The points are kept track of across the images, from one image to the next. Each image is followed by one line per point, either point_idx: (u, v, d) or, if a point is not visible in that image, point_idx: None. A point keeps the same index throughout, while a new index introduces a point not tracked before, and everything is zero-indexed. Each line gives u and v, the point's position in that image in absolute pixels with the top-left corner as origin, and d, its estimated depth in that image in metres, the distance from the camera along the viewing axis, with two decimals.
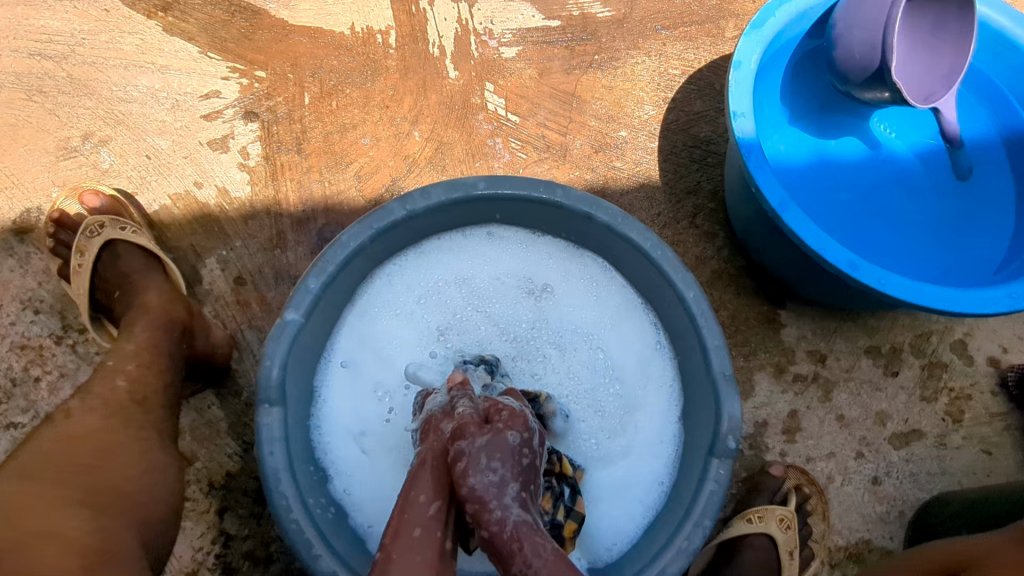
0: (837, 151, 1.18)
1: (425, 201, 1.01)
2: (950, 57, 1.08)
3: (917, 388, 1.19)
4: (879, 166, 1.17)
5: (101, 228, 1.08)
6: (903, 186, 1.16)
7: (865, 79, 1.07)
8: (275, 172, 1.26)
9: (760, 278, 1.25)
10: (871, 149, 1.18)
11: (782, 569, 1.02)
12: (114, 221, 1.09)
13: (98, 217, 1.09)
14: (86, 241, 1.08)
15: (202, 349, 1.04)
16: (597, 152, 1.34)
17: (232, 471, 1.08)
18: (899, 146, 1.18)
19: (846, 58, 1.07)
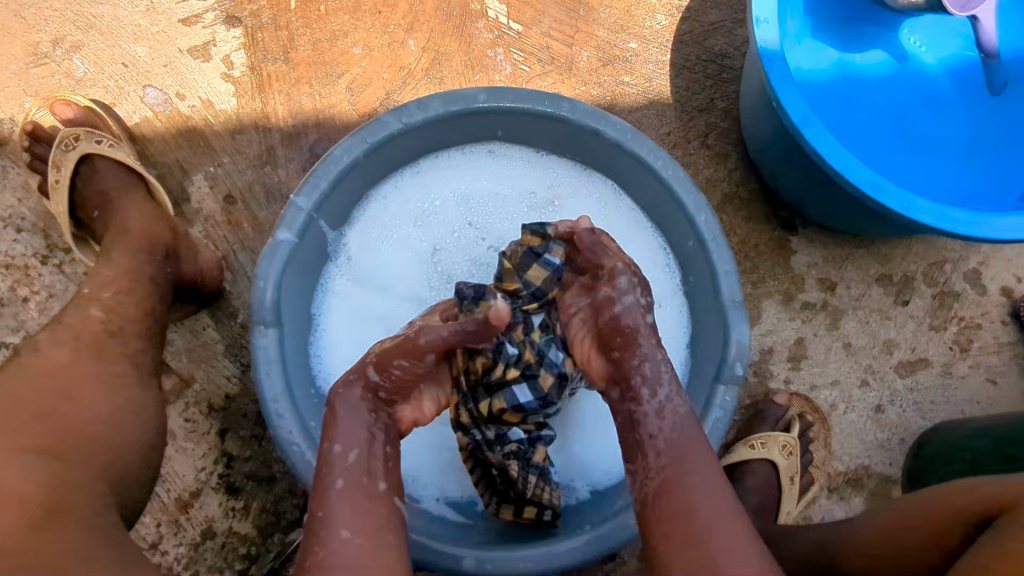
0: (861, 65, 1.10)
1: (422, 113, 0.94)
2: None
3: (927, 317, 1.17)
4: (906, 82, 1.10)
5: (76, 141, 1.01)
6: (931, 103, 1.09)
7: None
8: (262, 83, 1.18)
9: (773, 202, 1.20)
10: (898, 62, 1.10)
11: (782, 493, 1.03)
12: (89, 133, 1.01)
13: (72, 130, 1.01)
14: (62, 154, 1.01)
15: (189, 274, 0.99)
16: (605, 65, 1.25)
17: (231, 394, 1.06)
18: (928, 60, 1.10)
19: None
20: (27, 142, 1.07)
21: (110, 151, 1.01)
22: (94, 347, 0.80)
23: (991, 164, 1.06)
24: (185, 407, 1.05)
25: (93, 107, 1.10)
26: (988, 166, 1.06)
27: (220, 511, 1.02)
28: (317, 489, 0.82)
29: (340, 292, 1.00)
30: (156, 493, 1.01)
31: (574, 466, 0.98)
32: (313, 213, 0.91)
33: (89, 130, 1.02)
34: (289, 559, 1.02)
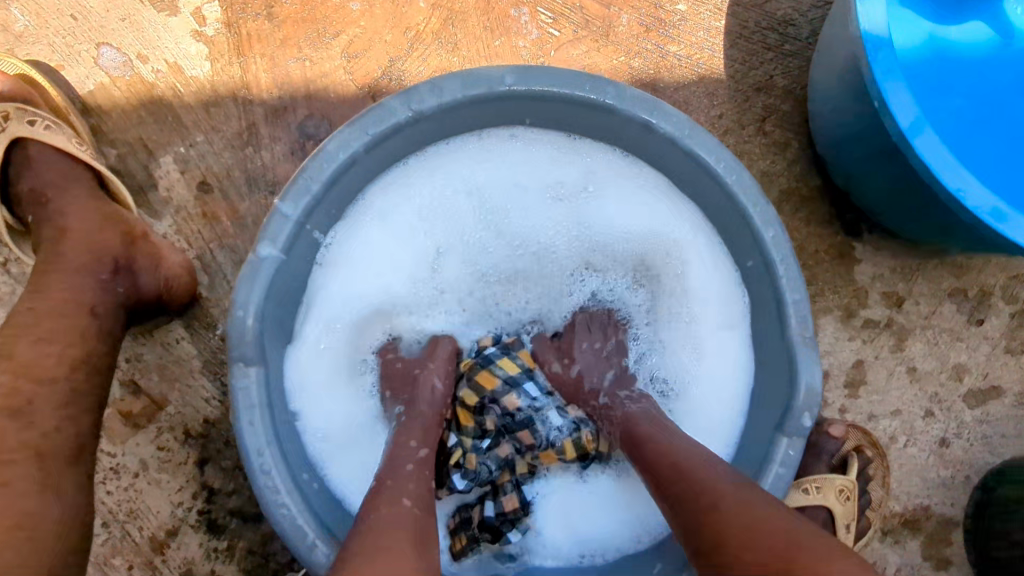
0: (959, 41, 0.92)
1: (435, 98, 0.77)
2: None
3: (1003, 339, 1.03)
4: (1011, 64, 0.92)
5: (5, 121, 0.84)
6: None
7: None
8: (240, 45, 0.98)
9: (838, 202, 1.03)
10: (1002, 39, 0.92)
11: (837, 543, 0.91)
12: (21, 110, 0.85)
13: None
14: None
15: (147, 290, 0.86)
16: (648, 31, 1.06)
17: (211, 419, 0.92)
18: None
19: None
20: None
21: (49, 134, 0.85)
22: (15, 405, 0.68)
23: None
24: (157, 433, 0.91)
25: (27, 72, 0.91)
26: None
27: (200, 552, 0.90)
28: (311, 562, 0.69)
29: (332, 309, 0.84)
30: (128, 531, 0.89)
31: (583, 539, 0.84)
32: (302, 223, 0.75)
33: (19, 106, 0.85)
34: None
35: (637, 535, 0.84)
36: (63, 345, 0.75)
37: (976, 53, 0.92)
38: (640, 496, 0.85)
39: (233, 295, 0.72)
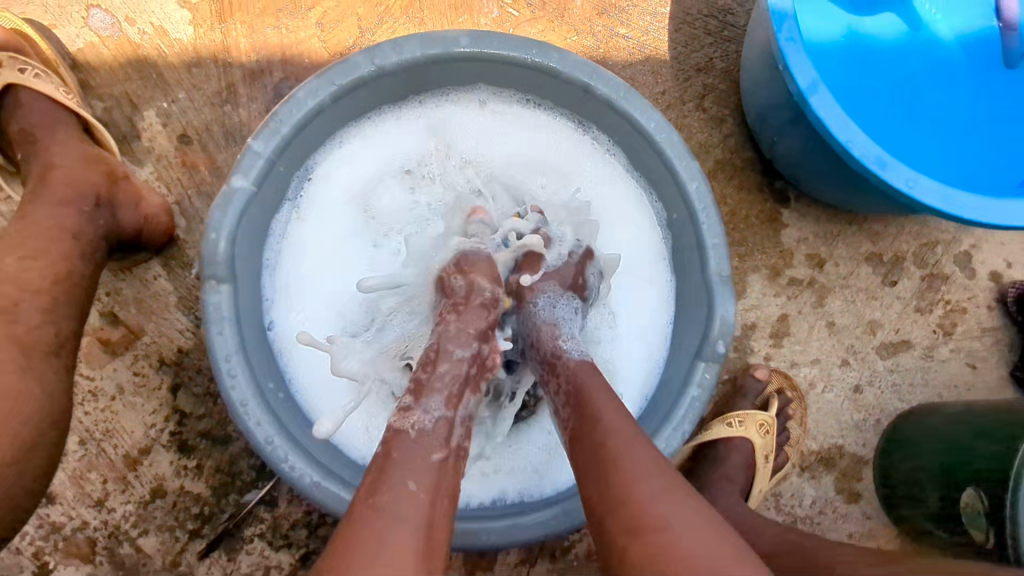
0: (872, 31, 1.01)
1: (396, 55, 0.85)
2: None
3: (914, 299, 1.13)
4: (918, 51, 1.01)
5: None
6: (943, 72, 1.01)
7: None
8: (221, 12, 1.07)
9: (769, 171, 1.14)
10: (911, 28, 1.01)
11: (756, 472, 1.00)
12: (12, 58, 0.92)
13: None
14: None
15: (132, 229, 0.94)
16: (599, 14, 1.16)
17: (184, 347, 1.01)
18: (942, 28, 1.01)
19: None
20: None
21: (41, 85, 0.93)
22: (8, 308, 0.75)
23: (1004, 138, 0.99)
24: (134, 360, 1.00)
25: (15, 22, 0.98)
26: (1000, 142, 0.99)
27: (171, 470, 0.99)
28: (270, 459, 0.78)
29: (305, 247, 0.94)
30: (103, 449, 0.98)
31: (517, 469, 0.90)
32: (272, 160, 0.83)
33: (11, 55, 0.91)
34: (244, 519, 0.99)
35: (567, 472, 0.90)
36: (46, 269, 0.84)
37: (886, 36, 1.01)
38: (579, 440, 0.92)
39: (207, 219, 0.80)
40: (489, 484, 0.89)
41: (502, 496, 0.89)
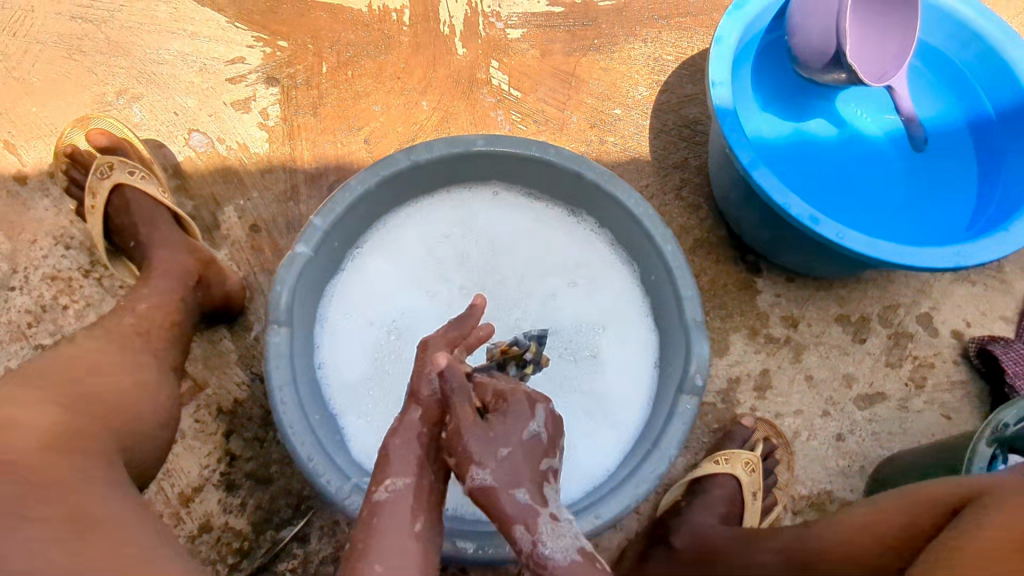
0: (813, 131, 1.23)
1: (427, 153, 1.10)
2: (897, 36, 1.17)
3: (883, 355, 1.27)
4: (851, 144, 1.23)
5: (111, 170, 1.16)
6: (877, 160, 1.22)
7: (823, 63, 1.14)
8: (292, 132, 1.36)
9: (741, 246, 1.33)
10: (842, 128, 1.24)
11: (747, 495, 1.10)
12: (123, 164, 1.17)
13: (108, 159, 1.17)
14: (97, 182, 1.16)
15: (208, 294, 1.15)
16: (591, 127, 1.43)
17: (239, 398, 1.17)
18: (868, 126, 1.24)
19: (804, 45, 1.14)
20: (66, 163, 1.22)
21: (140, 181, 1.16)
22: (111, 346, 0.93)
23: (933, 212, 1.19)
24: (196, 409, 1.15)
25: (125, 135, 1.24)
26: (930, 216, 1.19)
27: (219, 506, 1.11)
28: (312, 471, 0.91)
29: (347, 302, 1.15)
30: (162, 486, 1.10)
31: None
32: (326, 232, 1.04)
33: (121, 160, 1.18)
34: (279, 554, 1.10)
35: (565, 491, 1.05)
36: None
37: (826, 133, 1.23)
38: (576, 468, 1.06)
39: (274, 276, 1.00)
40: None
41: None
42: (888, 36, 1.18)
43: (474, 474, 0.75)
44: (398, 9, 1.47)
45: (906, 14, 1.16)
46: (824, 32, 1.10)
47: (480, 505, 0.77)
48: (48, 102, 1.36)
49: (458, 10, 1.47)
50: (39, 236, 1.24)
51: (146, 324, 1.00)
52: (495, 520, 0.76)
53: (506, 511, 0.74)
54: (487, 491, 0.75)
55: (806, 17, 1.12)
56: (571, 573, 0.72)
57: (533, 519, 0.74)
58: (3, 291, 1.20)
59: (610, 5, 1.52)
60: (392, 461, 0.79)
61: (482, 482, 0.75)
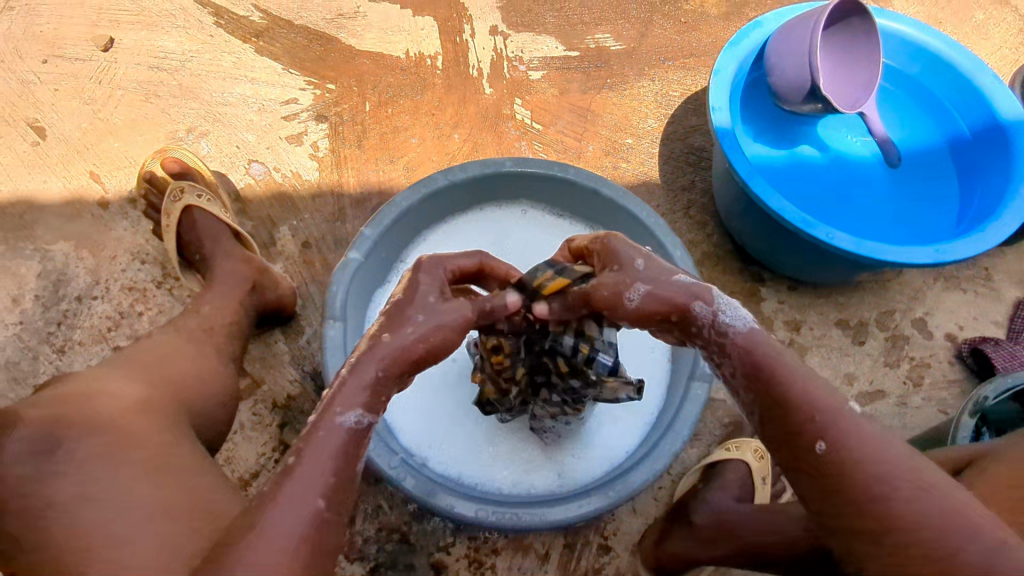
0: (805, 153, 1.38)
1: (463, 173, 1.25)
2: (865, 69, 1.33)
3: (882, 355, 1.36)
4: (839, 164, 1.37)
5: (182, 194, 1.25)
6: (865, 178, 1.36)
7: (801, 97, 1.28)
8: (339, 161, 1.54)
9: (745, 258, 1.46)
10: (831, 150, 1.38)
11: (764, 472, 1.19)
12: (192, 188, 1.26)
13: (180, 183, 1.26)
14: (170, 204, 1.25)
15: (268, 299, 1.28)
16: (606, 155, 1.58)
17: (292, 394, 1.29)
18: (855, 149, 1.38)
19: (783, 82, 1.28)
20: (144, 188, 1.33)
21: (207, 204, 1.27)
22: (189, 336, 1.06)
23: (919, 222, 1.31)
24: (253, 403, 1.27)
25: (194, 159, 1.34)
26: (917, 226, 1.31)
27: None
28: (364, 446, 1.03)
29: (392, 310, 1.28)
30: (223, 472, 1.21)
31: (547, 464, 1.16)
32: (375, 241, 1.19)
33: (191, 184, 1.26)
34: None
35: (585, 470, 1.15)
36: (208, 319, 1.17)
37: (820, 154, 1.38)
38: (596, 447, 1.17)
39: (330, 278, 1.14)
40: (523, 480, 1.14)
41: (533, 487, 1.14)
42: (856, 69, 1.34)
43: (630, 294, 0.80)
44: (432, 55, 1.67)
45: (871, 47, 1.31)
46: (797, 66, 1.24)
47: (652, 315, 0.81)
48: (128, 138, 1.55)
49: (485, 56, 1.67)
50: (118, 252, 1.40)
51: (218, 321, 1.14)
52: (674, 322, 0.80)
53: (659, 310, 0.79)
54: (649, 296, 0.80)
55: (783, 54, 1.26)
56: (763, 350, 0.75)
57: (705, 295, 0.79)
58: (87, 300, 1.35)
59: (620, 50, 1.70)
60: (342, 392, 0.73)
61: (643, 292, 0.80)
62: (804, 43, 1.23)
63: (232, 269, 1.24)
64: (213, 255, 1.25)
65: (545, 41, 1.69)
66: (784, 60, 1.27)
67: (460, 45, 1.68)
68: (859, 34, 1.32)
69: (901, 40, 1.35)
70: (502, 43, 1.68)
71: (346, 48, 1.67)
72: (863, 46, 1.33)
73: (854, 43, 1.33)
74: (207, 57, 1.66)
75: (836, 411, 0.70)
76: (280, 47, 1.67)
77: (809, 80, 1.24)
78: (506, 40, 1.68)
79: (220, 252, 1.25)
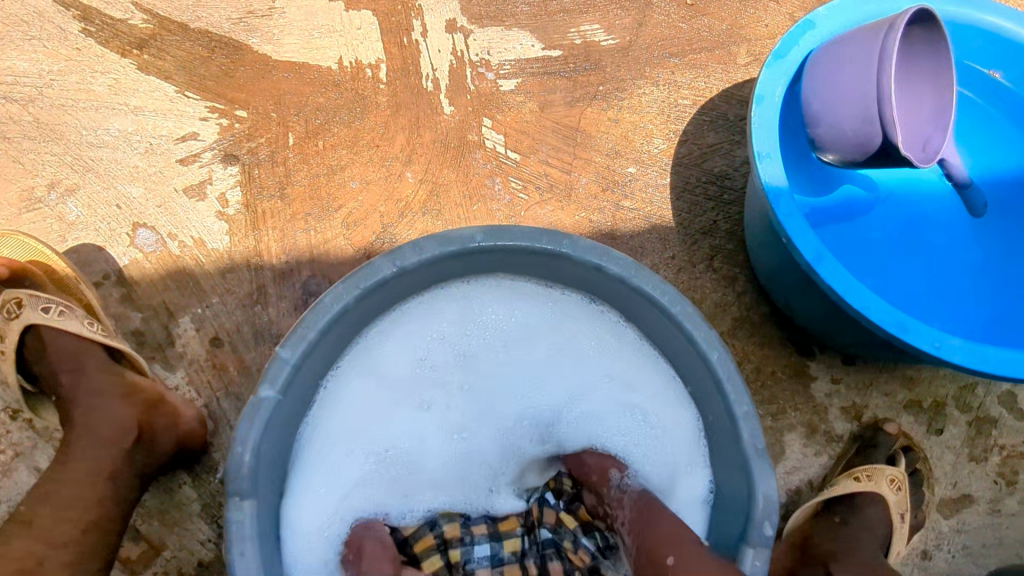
0: (858, 195, 1.11)
1: (416, 255, 0.90)
2: (932, 92, 1.00)
3: (965, 447, 1.08)
4: (901, 206, 1.12)
5: (20, 307, 0.93)
6: (939, 225, 1.11)
7: (862, 155, 0.96)
8: (257, 221, 1.17)
9: (786, 326, 1.14)
10: (889, 188, 1.13)
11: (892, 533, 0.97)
12: (35, 298, 0.94)
13: (16, 293, 0.94)
14: (6, 323, 0.93)
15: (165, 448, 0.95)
16: (604, 191, 1.24)
17: (204, 561, 0.98)
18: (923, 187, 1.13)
19: (833, 134, 0.96)
20: None
21: (58, 319, 0.93)
22: None
23: (1009, 283, 1.07)
24: None
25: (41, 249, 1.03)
26: (1011, 286, 1.07)
27: None
28: None
29: (332, 438, 0.94)
30: None
31: None
32: (298, 365, 0.85)
33: (32, 292, 0.94)
34: None
35: None
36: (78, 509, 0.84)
37: (874, 196, 1.12)
38: None
39: (233, 433, 0.80)
40: None
41: None
42: (920, 90, 1.01)
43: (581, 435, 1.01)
44: (372, 64, 1.28)
45: (938, 62, 0.98)
46: (863, 121, 0.92)
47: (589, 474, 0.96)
48: None
49: (442, 62, 1.28)
50: None
51: (67, 532, 0.83)
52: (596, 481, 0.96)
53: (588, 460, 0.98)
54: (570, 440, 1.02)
55: (835, 100, 0.94)
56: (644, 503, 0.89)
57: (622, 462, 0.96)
58: None
59: (613, 45, 1.33)
60: None
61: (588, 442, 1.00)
62: (859, 89, 0.91)
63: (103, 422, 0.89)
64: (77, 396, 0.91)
65: (518, 38, 1.31)
66: (836, 106, 0.94)
67: (408, 48, 1.28)
68: (918, 43, 0.99)
69: (991, 41, 1.05)
70: (463, 42, 1.29)
71: (260, 60, 1.26)
72: (924, 60, 1.00)
73: (916, 53, 1.00)
74: (72, 79, 1.24)
75: (680, 538, 0.83)
76: (171, 61, 1.25)
77: (878, 133, 0.92)
78: (468, 39, 1.29)
79: (89, 391, 0.91)
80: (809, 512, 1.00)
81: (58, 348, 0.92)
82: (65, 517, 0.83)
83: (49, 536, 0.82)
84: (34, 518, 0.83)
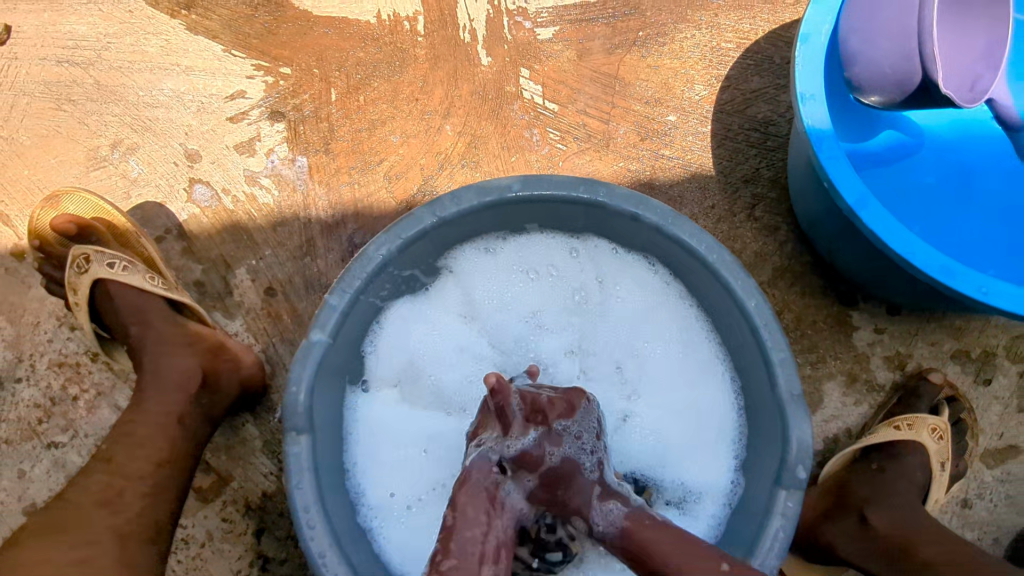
0: (903, 142, 1.08)
1: (455, 206, 0.92)
2: (984, 32, 0.98)
3: (1014, 399, 1.06)
4: (948, 152, 1.08)
5: (88, 262, 1.02)
6: (988, 172, 1.07)
7: (901, 95, 0.93)
8: (303, 175, 1.21)
9: (830, 275, 1.12)
10: (937, 134, 1.09)
11: (932, 481, 0.97)
12: (101, 254, 1.02)
13: (83, 249, 1.03)
14: (77, 276, 1.02)
15: (228, 391, 1.01)
16: (643, 139, 1.23)
17: (268, 492, 1.06)
18: (972, 133, 1.09)
19: (870, 72, 0.92)
20: (38, 257, 1.09)
21: (121, 273, 1.02)
22: None
23: None
24: (222, 506, 1.05)
25: (103, 203, 1.12)
26: None
27: None
28: None
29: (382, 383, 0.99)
30: None
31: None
32: (346, 311, 0.89)
33: (98, 249, 1.03)
34: None
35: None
36: (153, 446, 0.91)
37: (923, 141, 1.09)
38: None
39: (288, 374, 0.86)
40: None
41: None
42: (974, 27, 0.98)
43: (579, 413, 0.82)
44: (410, 17, 1.28)
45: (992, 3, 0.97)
46: (903, 55, 0.90)
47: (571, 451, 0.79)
48: (39, 162, 1.23)
49: (479, 11, 1.27)
50: (41, 318, 1.11)
51: (143, 467, 0.89)
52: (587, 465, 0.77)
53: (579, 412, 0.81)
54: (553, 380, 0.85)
55: (875, 36, 0.91)
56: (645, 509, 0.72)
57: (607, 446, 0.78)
58: (10, 384, 1.09)
59: None
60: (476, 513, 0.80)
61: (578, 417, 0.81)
62: (901, 22, 0.90)
63: (172, 367, 0.97)
64: (148, 341, 0.99)
65: None
66: (877, 42, 0.91)
67: None
68: None
69: None
70: None
71: (301, 16, 1.28)
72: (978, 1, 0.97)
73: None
74: (127, 41, 1.29)
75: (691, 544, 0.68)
76: (218, 20, 1.29)
77: (919, 69, 0.90)
78: None
79: (159, 339, 0.99)
80: (847, 460, 1.00)
81: (124, 299, 1.01)
82: (139, 453, 0.90)
83: (126, 472, 0.88)
84: (112, 455, 0.89)
